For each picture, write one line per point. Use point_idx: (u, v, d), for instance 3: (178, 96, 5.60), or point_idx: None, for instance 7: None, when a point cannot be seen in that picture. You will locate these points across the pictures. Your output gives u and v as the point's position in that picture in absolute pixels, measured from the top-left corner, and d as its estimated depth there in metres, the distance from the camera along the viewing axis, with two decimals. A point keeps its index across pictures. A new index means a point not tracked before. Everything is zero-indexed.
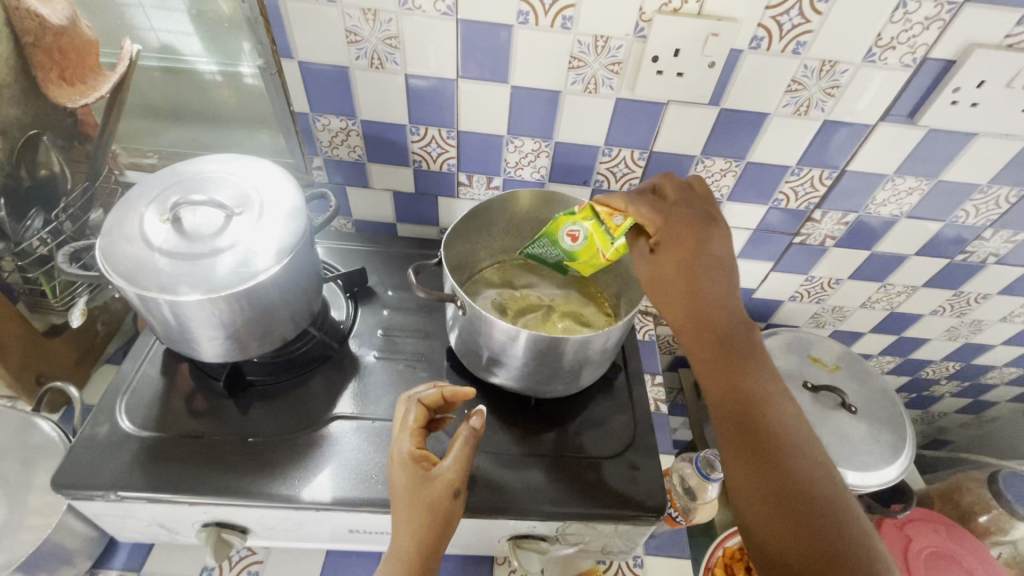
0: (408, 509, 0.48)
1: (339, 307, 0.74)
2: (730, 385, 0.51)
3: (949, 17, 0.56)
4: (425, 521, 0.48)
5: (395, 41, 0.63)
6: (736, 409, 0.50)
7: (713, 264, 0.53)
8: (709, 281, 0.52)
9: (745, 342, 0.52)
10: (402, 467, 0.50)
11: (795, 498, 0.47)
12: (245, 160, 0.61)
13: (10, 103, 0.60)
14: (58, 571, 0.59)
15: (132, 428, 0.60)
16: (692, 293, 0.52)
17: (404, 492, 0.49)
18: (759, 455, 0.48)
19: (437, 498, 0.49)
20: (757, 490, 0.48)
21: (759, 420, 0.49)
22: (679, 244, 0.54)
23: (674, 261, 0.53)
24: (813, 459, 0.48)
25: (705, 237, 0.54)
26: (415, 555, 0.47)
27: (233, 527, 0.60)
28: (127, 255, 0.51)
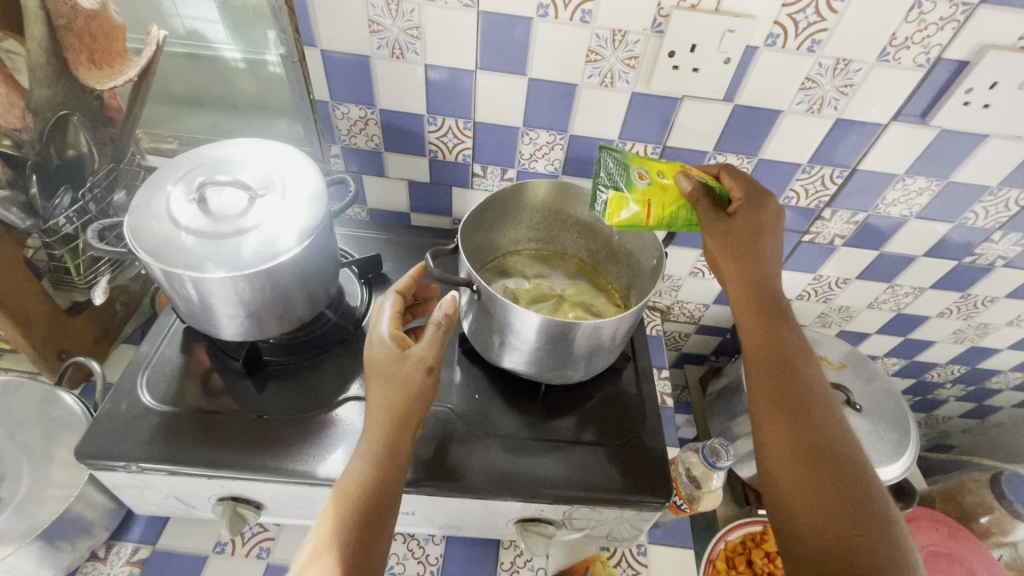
0: (386, 384, 0.51)
1: (353, 293, 0.75)
2: (781, 352, 0.54)
3: (964, 18, 0.57)
4: (396, 395, 0.51)
5: (417, 31, 0.64)
6: (783, 374, 0.53)
7: (776, 235, 0.58)
8: (772, 257, 0.57)
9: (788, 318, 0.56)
10: (377, 347, 0.53)
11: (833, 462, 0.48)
12: (267, 144, 0.62)
13: (43, 84, 0.62)
14: (77, 540, 0.61)
15: (152, 402, 0.62)
16: (759, 262, 0.57)
17: (378, 364, 0.52)
18: (804, 418, 0.51)
19: (406, 373, 0.51)
20: (795, 448, 0.49)
21: (805, 388, 0.52)
22: (757, 214, 0.58)
23: (746, 225, 0.57)
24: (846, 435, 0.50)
25: (773, 215, 0.58)
26: (387, 429, 0.50)
27: (248, 501, 0.61)
28: (154, 232, 0.53)
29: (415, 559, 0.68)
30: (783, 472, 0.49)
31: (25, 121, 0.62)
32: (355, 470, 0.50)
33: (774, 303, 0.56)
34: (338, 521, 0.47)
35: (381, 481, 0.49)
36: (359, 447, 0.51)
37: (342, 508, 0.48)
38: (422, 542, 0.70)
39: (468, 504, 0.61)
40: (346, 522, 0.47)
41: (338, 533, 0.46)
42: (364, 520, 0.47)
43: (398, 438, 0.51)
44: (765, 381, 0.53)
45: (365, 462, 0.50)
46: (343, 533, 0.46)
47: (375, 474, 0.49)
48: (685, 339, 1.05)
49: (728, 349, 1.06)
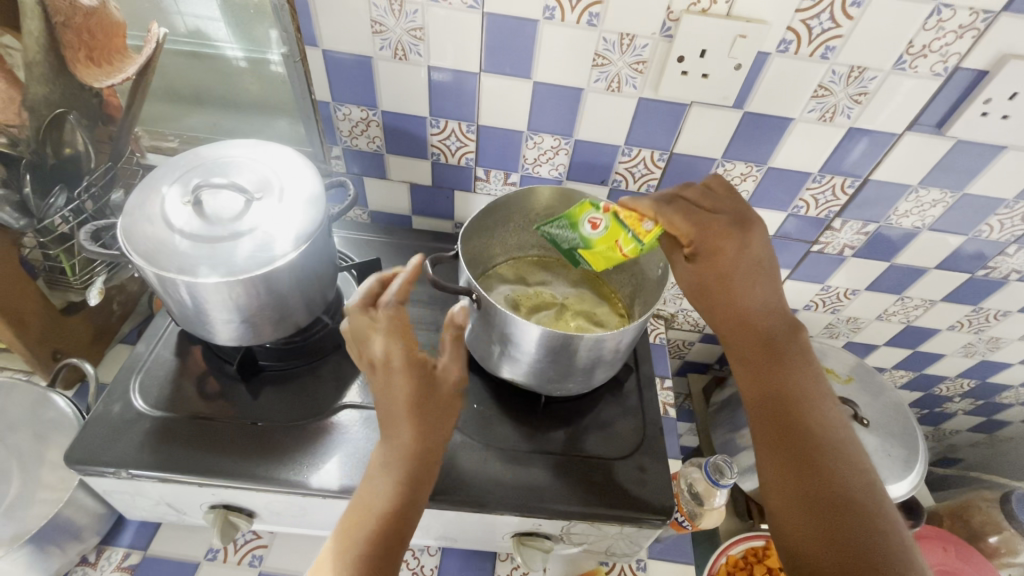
0: (416, 416, 0.47)
1: (352, 297, 0.74)
2: (772, 387, 0.54)
3: (984, 26, 0.55)
4: (415, 410, 0.47)
5: (420, 33, 0.63)
6: (777, 407, 0.53)
7: (751, 266, 0.55)
8: (745, 290, 0.55)
9: (784, 344, 0.55)
10: (392, 350, 0.48)
11: (835, 498, 0.47)
12: (265, 145, 0.61)
13: (40, 81, 0.61)
14: (66, 545, 0.60)
15: (144, 406, 0.61)
16: (732, 301, 0.56)
17: (404, 397, 0.47)
18: (802, 455, 0.50)
19: (431, 385, 0.48)
20: (790, 487, 0.49)
21: (800, 423, 0.52)
22: (715, 256, 0.55)
23: (711, 267, 0.55)
24: (854, 467, 0.49)
25: (742, 243, 0.54)
26: (404, 447, 0.47)
27: (240, 509, 0.60)
28: (148, 235, 0.52)
29: (410, 570, 0.67)
30: (784, 512, 0.49)
31: (21, 119, 0.61)
32: (366, 493, 0.47)
33: (762, 332, 0.56)
34: (345, 549, 0.44)
35: (398, 502, 0.46)
36: (378, 472, 0.47)
37: (354, 535, 0.45)
38: (417, 553, 0.68)
39: (464, 516, 0.59)
40: (356, 551, 0.44)
41: (345, 564, 0.43)
42: (380, 547, 0.44)
43: (416, 457, 0.47)
44: (758, 418, 0.54)
45: (382, 483, 0.47)
46: (351, 562, 0.43)
47: (390, 496, 0.46)
48: (689, 347, 1.03)
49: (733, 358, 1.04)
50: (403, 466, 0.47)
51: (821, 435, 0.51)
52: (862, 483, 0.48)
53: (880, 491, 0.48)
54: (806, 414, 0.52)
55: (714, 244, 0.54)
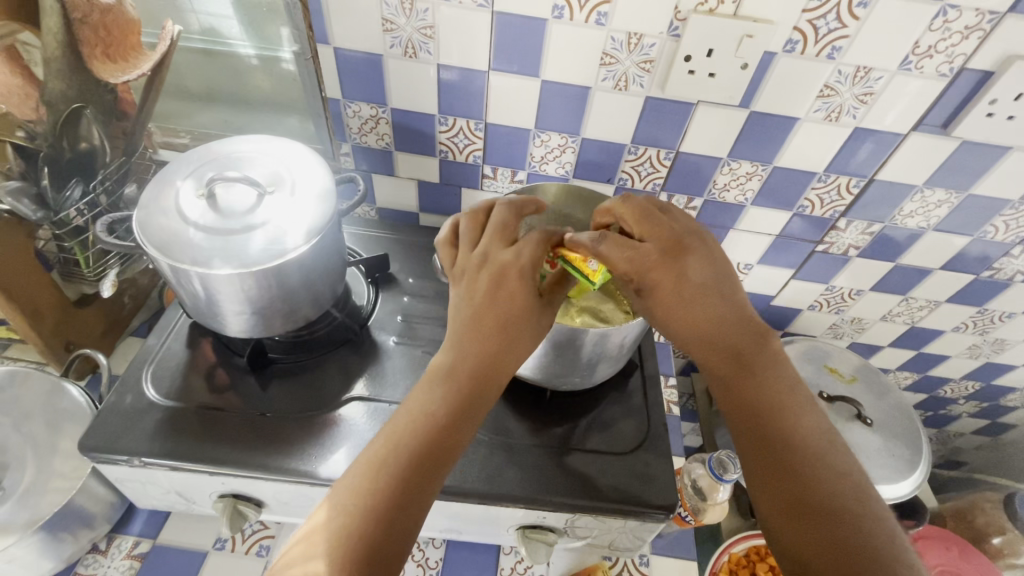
0: (524, 326, 0.50)
1: (360, 292, 0.75)
2: (748, 400, 0.51)
3: (990, 27, 0.55)
4: (505, 325, 0.49)
5: (430, 31, 0.64)
6: (754, 420, 0.51)
7: (697, 287, 0.52)
8: (699, 309, 0.52)
9: (750, 354, 0.52)
10: (518, 261, 0.50)
11: (822, 508, 0.45)
12: (277, 141, 0.62)
13: (57, 77, 0.62)
14: (77, 532, 0.61)
15: (156, 396, 0.62)
16: (688, 322, 0.52)
17: (521, 301, 0.49)
18: (786, 469, 0.48)
19: (533, 309, 0.50)
20: (776, 503, 0.47)
21: (778, 434, 0.49)
22: (658, 287, 0.52)
23: (661, 295, 0.52)
24: (837, 472, 0.47)
25: (682, 266, 0.52)
26: (471, 372, 0.48)
27: (249, 499, 0.61)
28: (163, 227, 0.53)
29: (414, 562, 0.68)
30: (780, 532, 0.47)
31: (39, 114, 0.62)
32: (418, 409, 0.46)
33: (728, 343, 0.52)
34: (382, 467, 0.44)
35: (447, 428, 0.46)
36: (440, 378, 0.48)
37: (393, 458, 0.44)
38: (422, 545, 0.69)
39: (468, 508, 0.60)
40: (392, 471, 0.43)
41: (367, 493, 0.42)
42: (414, 472, 0.44)
43: (475, 386, 0.48)
44: (741, 437, 0.52)
45: (438, 403, 0.46)
46: (381, 485, 0.43)
47: (440, 419, 0.46)
48: None
49: None
50: (462, 391, 0.47)
51: (800, 448, 0.49)
52: (846, 489, 0.46)
53: (867, 492, 0.46)
54: (781, 424, 0.50)
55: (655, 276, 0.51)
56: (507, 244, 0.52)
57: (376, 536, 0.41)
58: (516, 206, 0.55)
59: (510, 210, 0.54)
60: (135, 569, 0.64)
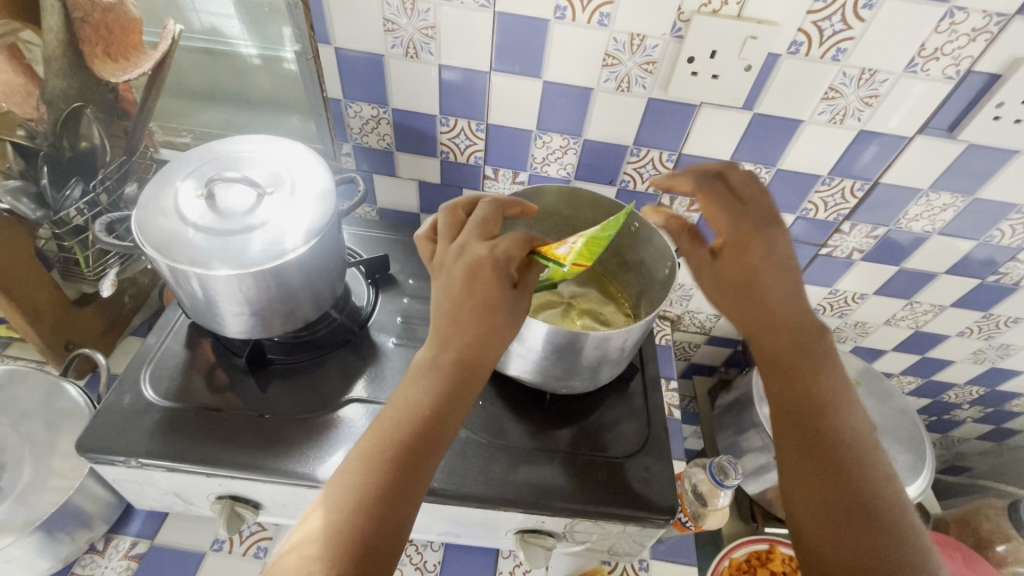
0: (495, 319, 0.47)
1: (360, 293, 0.75)
2: (801, 390, 0.51)
3: (998, 29, 0.55)
4: (482, 316, 0.47)
5: (431, 31, 0.64)
6: (807, 410, 0.51)
7: (778, 270, 0.52)
8: (778, 286, 0.52)
9: (810, 346, 0.52)
10: (492, 253, 0.48)
11: (863, 510, 0.46)
12: (277, 141, 0.62)
13: (58, 76, 0.62)
14: (75, 532, 0.61)
15: (155, 397, 0.61)
16: (759, 297, 0.52)
17: (491, 294, 0.47)
18: (833, 467, 0.48)
19: (506, 300, 0.48)
20: (817, 501, 0.48)
21: (829, 429, 0.50)
22: (741, 255, 0.53)
23: (735, 263, 0.53)
24: (877, 477, 0.48)
25: (767, 241, 0.53)
26: (455, 363, 0.47)
27: (247, 500, 0.61)
28: (162, 228, 0.52)
29: (413, 565, 0.68)
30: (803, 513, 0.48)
31: (40, 113, 0.62)
32: (406, 403, 0.46)
33: (792, 330, 0.52)
34: (372, 464, 0.43)
35: (433, 420, 0.45)
36: (422, 376, 0.47)
37: (382, 452, 0.44)
38: (420, 548, 0.69)
39: (466, 512, 0.60)
40: (383, 466, 0.43)
41: (360, 491, 0.42)
42: (406, 466, 0.44)
43: (462, 377, 0.47)
44: (786, 426, 0.51)
45: (427, 395, 0.46)
46: (374, 483, 0.43)
47: (429, 411, 0.45)
48: (695, 349, 1.03)
49: (738, 361, 1.04)
50: (449, 381, 0.46)
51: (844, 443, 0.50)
52: (887, 495, 0.47)
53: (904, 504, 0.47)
54: (835, 418, 0.50)
55: (742, 246, 0.52)
56: (484, 238, 0.51)
57: (371, 533, 0.41)
58: (502, 203, 0.55)
59: (492, 207, 0.54)
60: (132, 569, 0.64)
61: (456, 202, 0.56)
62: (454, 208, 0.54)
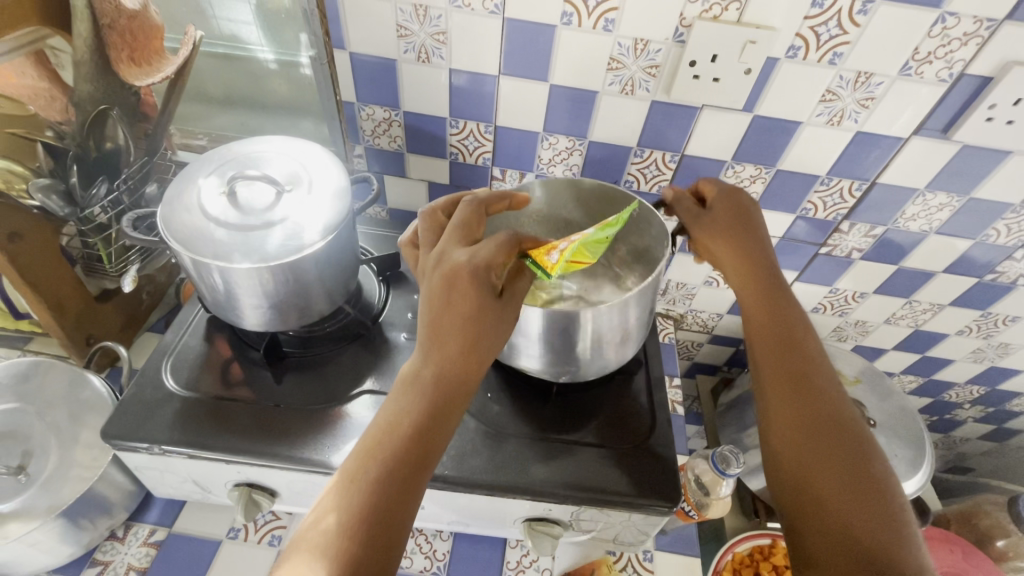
0: (471, 331, 0.48)
1: (372, 289, 0.77)
2: (773, 319, 0.61)
3: (988, 34, 0.57)
4: (467, 330, 0.49)
5: (443, 36, 0.66)
6: (779, 338, 0.60)
7: (758, 239, 0.63)
8: (754, 238, 0.63)
9: (777, 287, 0.62)
10: (471, 262, 0.49)
11: (830, 420, 0.55)
12: (294, 141, 0.65)
13: (84, 80, 0.66)
14: (96, 519, 0.63)
15: (175, 387, 0.64)
16: (743, 248, 0.63)
17: (468, 307, 0.48)
18: (803, 387, 0.57)
19: (489, 308, 0.49)
20: (794, 417, 0.55)
21: (798, 355, 0.59)
22: (734, 219, 0.64)
23: (727, 223, 0.63)
24: (838, 394, 0.57)
25: (744, 202, 0.64)
26: (435, 380, 0.48)
27: (263, 488, 0.63)
28: (186, 223, 0.55)
29: (422, 554, 0.69)
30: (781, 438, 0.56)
31: (67, 115, 0.67)
32: (389, 420, 0.48)
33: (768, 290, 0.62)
34: (357, 484, 0.45)
35: (418, 435, 0.47)
36: (404, 391, 0.49)
37: (367, 471, 0.45)
38: (429, 538, 0.71)
39: (475, 500, 0.62)
40: (367, 489, 0.45)
41: (348, 515, 0.44)
42: (392, 487, 0.45)
43: (443, 393, 0.48)
44: (765, 357, 0.60)
45: (406, 413, 0.47)
46: (360, 504, 0.44)
47: (414, 427, 0.47)
48: (697, 348, 1.04)
49: (741, 360, 1.05)
50: (429, 400, 0.48)
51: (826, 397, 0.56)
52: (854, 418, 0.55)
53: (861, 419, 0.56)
54: (803, 344, 0.59)
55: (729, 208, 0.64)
56: (463, 244, 0.53)
57: (361, 555, 0.42)
58: (482, 201, 0.56)
59: (471, 208, 0.55)
60: (151, 556, 0.66)
61: (436, 206, 0.58)
62: (433, 213, 0.57)
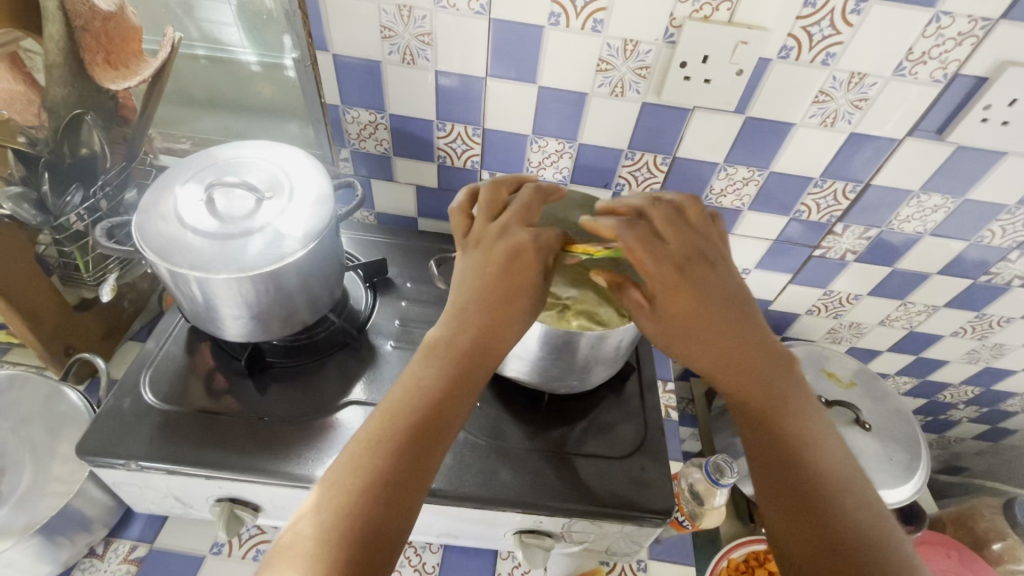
0: (520, 311, 0.49)
1: (358, 296, 0.75)
2: (771, 429, 0.50)
3: (983, 33, 0.56)
4: (513, 308, 0.49)
5: (428, 38, 0.65)
6: (777, 457, 0.49)
7: (716, 306, 0.49)
8: (728, 322, 0.49)
9: (781, 383, 0.50)
10: (536, 241, 0.49)
11: (847, 546, 0.44)
12: (275, 146, 0.63)
13: (58, 84, 0.64)
14: (74, 536, 0.61)
15: (155, 400, 0.62)
16: (717, 340, 0.49)
17: (524, 285, 0.49)
18: (810, 513, 0.46)
19: (537, 289, 0.49)
20: (802, 544, 0.46)
21: (801, 474, 0.48)
22: (677, 293, 0.48)
23: (679, 304, 0.48)
24: (862, 509, 0.46)
25: (710, 270, 0.50)
26: (466, 347, 0.48)
27: (246, 503, 0.61)
28: (160, 233, 0.53)
29: (412, 567, 0.68)
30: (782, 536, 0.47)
31: (41, 120, 0.64)
32: (412, 385, 0.47)
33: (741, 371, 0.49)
34: (379, 445, 0.44)
35: (441, 400, 0.46)
36: (432, 355, 0.48)
37: (390, 432, 0.44)
38: (419, 550, 0.69)
39: (463, 513, 0.60)
40: (388, 451, 0.43)
41: (369, 473, 0.42)
42: (411, 451, 0.44)
43: (471, 362, 0.48)
44: (760, 469, 0.50)
45: (432, 378, 0.47)
46: (382, 464, 0.43)
47: (436, 391, 0.47)
48: None
49: None
50: (457, 367, 0.48)
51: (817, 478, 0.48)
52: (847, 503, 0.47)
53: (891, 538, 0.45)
54: (809, 463, 0.48)
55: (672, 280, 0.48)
56: (526, 221, 0.52)
57: (379, 515, 0.41)
58: (544, 190, 0.55)
59: (533, 190, 0.55)
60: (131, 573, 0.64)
61: (500, 181, 0.56)
62: (498, 187, 0.55)
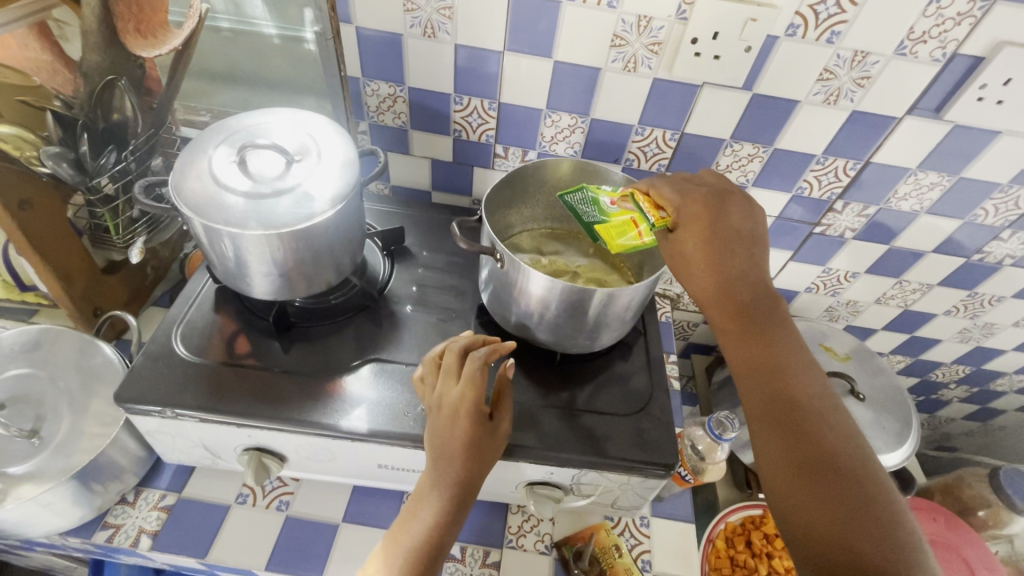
0: (477, 457, 0.54)
1: (376, 262, 0.78)
2: (758, 355, 0.56)
3: (980, 14, 0.59)
4: (468, 457, 0.54)
5: (449, 11, 0.67)
6: (763, 377, 0.55)
7: (735, 237, 0.59)
8: (734, 256, 0.58)
9: (770, 313, 0.57)
10: (465, 399, 0.54)
11: (824, 460, 0.50)
12: (302, 113, 0.65)
13: (93, 50, 0.66)
14: (108, 482, 0.64)
15: (187, 354, 0.65)
16: (715, 267, 0.58)
17: (472, 439, 0.54)
18: (796, 432, 0.52)
19: (484, 434, 0.55)
20: (782, 457, 0.51)
21: (783, 395, 0.53)
22: (697, 220, 0.59)
23: (697, 233, 0.59)
24: (838, 429, 0.52)
25: (720, 209, 0.60)
26: (448, 484, 0.54)
27: (273, 452, 0.64)
28: (197, 191, 0.56)
29: None
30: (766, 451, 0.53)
31: (75, 86, 0.68)
32: (411, 519, 0.54)
33: (743, 300, 0.57)
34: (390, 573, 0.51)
35: (433, 529, 0.53)
36: (424, 493, 0.55)
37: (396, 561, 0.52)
38: None
39: None
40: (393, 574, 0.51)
41: None
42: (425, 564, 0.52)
43: (452, 496, 0.54)
44: (747, 388, 0.56)
45: (427, 516, 0.53)
46: None
47: (431, 523, 0.53)
48: (693, 328, 1.07)
49: None
50: (447, 502, 0.53)
51: (811, 405, 0.53)
52: (835, 432, 0.51)
53: (870, 456, 0.50)
54: (792, 385, 0.54)
55: (694, 210, 0.59)
56: (457, 379, 0.56)
57: None
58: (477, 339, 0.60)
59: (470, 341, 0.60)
60: (162, 520, 0.67)
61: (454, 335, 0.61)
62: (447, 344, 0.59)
